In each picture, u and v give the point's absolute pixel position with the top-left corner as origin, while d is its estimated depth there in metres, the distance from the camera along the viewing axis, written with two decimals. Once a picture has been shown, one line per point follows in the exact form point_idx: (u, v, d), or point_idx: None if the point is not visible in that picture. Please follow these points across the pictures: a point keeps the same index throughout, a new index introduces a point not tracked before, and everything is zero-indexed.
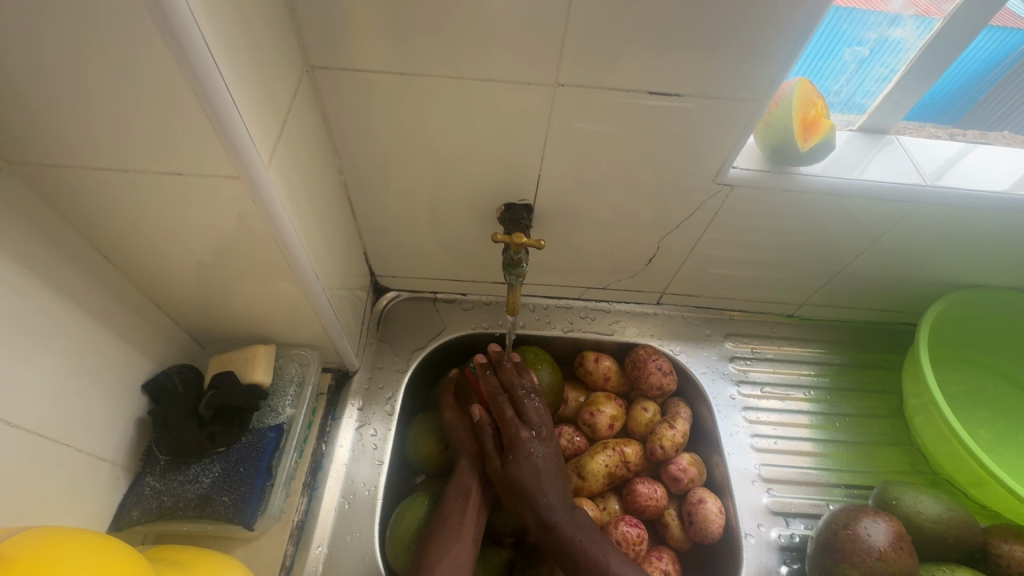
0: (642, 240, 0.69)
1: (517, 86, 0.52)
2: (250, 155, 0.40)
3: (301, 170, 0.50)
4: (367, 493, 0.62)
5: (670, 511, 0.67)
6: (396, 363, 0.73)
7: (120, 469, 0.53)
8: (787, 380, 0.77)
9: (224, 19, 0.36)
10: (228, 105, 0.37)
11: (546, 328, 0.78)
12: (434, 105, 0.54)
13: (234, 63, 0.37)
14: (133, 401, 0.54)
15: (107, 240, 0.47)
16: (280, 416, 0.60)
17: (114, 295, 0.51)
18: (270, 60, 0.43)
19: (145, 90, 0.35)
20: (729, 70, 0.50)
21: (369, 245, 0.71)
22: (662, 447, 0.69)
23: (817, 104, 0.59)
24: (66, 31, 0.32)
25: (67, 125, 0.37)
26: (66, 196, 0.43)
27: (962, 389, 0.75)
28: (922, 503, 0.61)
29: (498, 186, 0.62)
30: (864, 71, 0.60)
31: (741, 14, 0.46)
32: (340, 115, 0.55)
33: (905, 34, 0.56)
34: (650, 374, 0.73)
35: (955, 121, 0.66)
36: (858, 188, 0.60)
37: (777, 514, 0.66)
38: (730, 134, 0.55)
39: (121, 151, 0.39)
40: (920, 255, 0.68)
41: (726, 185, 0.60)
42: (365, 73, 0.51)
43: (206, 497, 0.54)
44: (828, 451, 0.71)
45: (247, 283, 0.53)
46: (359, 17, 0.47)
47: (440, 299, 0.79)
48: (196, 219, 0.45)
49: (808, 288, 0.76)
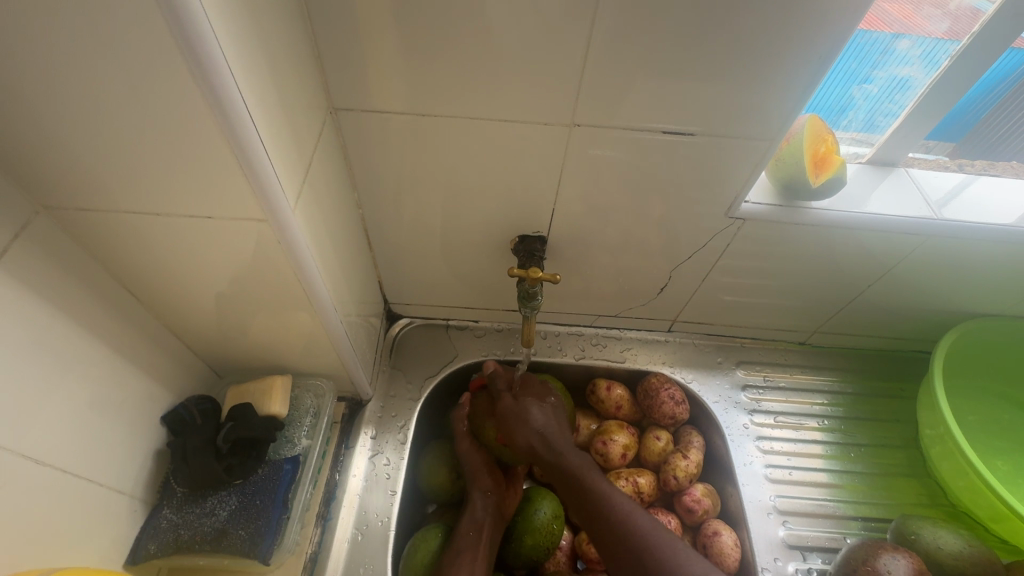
0: (654, 270, 0.69)
1: (533, 126, 0.53)
2: (277, 199, 0.41)
3: (323, 208, 0.51)
4: (380, 525, 0.62)
5: (684, 543, 0.67)
6: (408, 391, 0.73)
7: (138, 502, 0.54)
8: (801, 409, 0.76)
9: (257, 72, 0.37)
10: (260, 155, 0.38)
11: (558, 355, 0.78)
12: (452, 143, 0.55)
13: (264, 113, 0.38)
14: (152, 433, 0.55)
15: (134, 275, 0.48)
16: (296, 447, 0.61)
17: (138, 330, 0.52)
18: (297, 105, 0.44)
19: (182, 140, 0.36)
20: (740, 111, 0.52)
21: (383, 274, 0.72)
22: (675, 477, 0.69)
23: (826, 140, 0.60)
24: (110, 89, 0.33)
25: (103, 172, 0.38)
26: (98, 237, 0.44)
27: (977, 418, 0.75)
28: (942, 537, 0.60)
29: (512, 218, 0.63)
30: (873, 108, 0.61)
31: (752, 60, 0.48)
32: (360, 153, 0.57)
33: (912, 72, 0.57)
34: (663, 404, 0.73)
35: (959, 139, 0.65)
36: (869, 221, 0.60)
37: (794, 547, 0.66)
38: (741, 172, 0.57)
39: (154, 195, 0.40)
40: (932, 286, 0.69)
41: (737, 219, 0.62)
42: (386, 114, 0.53)
43: (223, 530, 0.54)
44: (843, 482, 0.71)
45: (267, 315, 0.54)
46: (382, 62, 0.49)
47: (452, 326, 0.79)
48: (222, 257, 0.46)
49: (820, 316, 0.76)
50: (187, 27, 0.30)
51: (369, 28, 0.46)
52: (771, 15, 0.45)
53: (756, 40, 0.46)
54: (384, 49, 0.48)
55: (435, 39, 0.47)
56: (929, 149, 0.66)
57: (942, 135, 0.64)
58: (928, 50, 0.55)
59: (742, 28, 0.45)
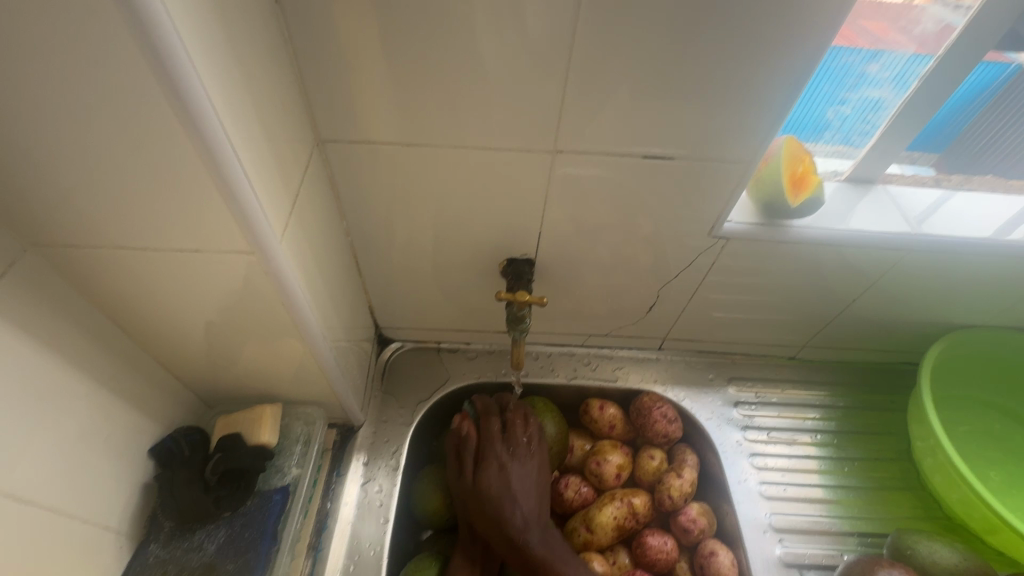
0: (643, 288, 0.70)
1: (516, 153, 0.55)
2: (263, 231, 0.42)
3: (310, 236, 0.52)
4: (372, 554, 0.61)
5: (682, 564, 0.67)
6: (400, 416, 0.73)
7: (124, 538, 0.53)
8: (794, 424, 0.76)
9: (241, 108, 0.38)
10: (245, 191, 0.39)
11: (550, 375, 0.78)
12: (437, 171, 0.56)
13: (249, 148, 0.39)
14: (139, 467, 0.54)
15: (122, 309, 0.48)
16: (286, 477, 0.61)
17: (126, 363, 0.51)
18: (283, 139, 0.46)
19: (169, 178, 0.37)
20: (717, 134, 0.53)
21: (373, 299, 0.72)
22: (669, 497, 0.69)
23: (803, 160, 0.61)
24: (96, 131, 0.34)
25: (90, 209, 0.39)
26: (85, 272, 0.44)
27: (968, 428, 0.75)
28: (937, 552, 0.60)
29: (500, 242, 0.64)
30: (848, 127, 0.62)
31: (724, 86, 0.49)
32: (348, 182, 0.58)
33: (883, 94, 0.59)
34: (655, 422, 0.73)
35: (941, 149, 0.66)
36: (851, 237, 0.61)
37: (791, 566, 0.65)
38: (722, 194, 0.58)
39: (142, 229, 0.41)
40: (916, 298, 0.70)
41: (720, 238, 0.63)
42: (373, 144, 0.54)
43: (210, 564, 0.54)
44: (839, 497, 0.70)
45: (256, 344, 0.54)
46: (367, 96, 0.50)
47: (444, 348, 0.79)
48: (207, 287, 0.46)
49: (808, 330, 0.76)
50: (171, 70, 0.31)
51: (353, 61, 0.48)
52: (740, 45, 0.46)
53: (728, 68, 0.48)
54: (369, 81, 0.49)
55: (419, 70, 0.48)
56: (915, 161, 0.67)
57: (928, 145, 0.66)
58: (897, 73, 0.57)
59: (713, 57, 0.47)
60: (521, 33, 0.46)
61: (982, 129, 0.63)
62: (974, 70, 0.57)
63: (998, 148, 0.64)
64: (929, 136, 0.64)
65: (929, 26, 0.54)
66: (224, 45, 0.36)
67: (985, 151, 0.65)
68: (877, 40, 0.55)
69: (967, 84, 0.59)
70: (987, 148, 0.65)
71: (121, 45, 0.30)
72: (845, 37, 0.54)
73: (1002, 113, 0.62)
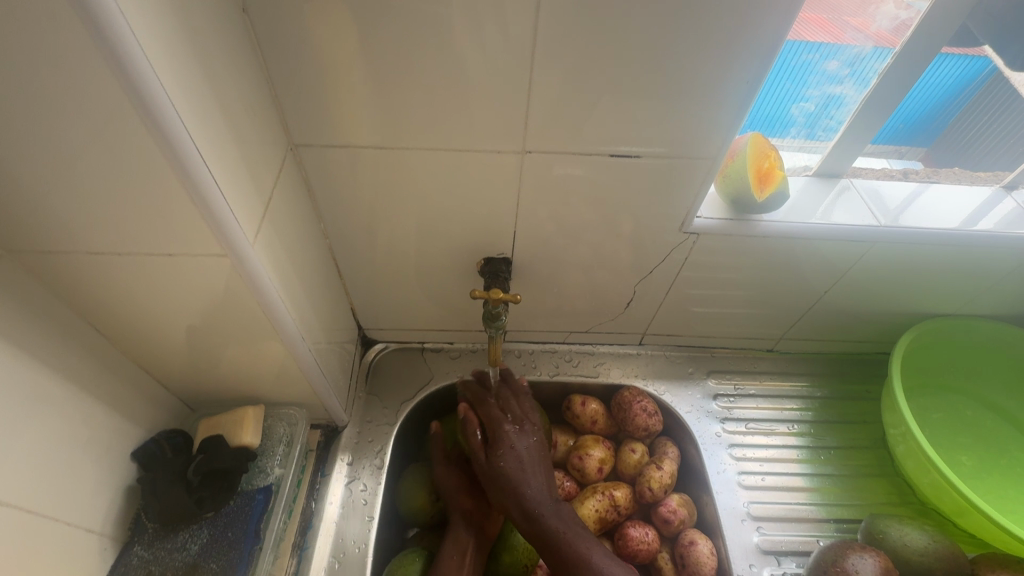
0: (619, 284, 0.71)
1: (487, 155, 0.56)
2: (236, 235, 0.43)
3: (286, 239, 0.53)
4: (357, 551, 0.62)
5: (663, 554, 0.68)
6: (384, 416, 0.74)
7: (107, 540, 0.54)
8: (773, 415, 0.78)
9: (209, 115, 0.39)
10: (216, 197, 0.40)
11: (533, 373, 0.79)
12: (410, 173, 0.57)
13: (218, 155, 0.40)
14: (121, 470, 0.55)
15: (99, 313, 0.49)
16: (269, 477, 0.62)
17: (106, 367, 0.52)
18: (255, 144, 0.47)
19: (140, 185, 0.38)
20: (682, 133, 0.54)
21: (355, 300, 0.73)
22: (649, 489, 0.70)
23: (770, 156, 0.63)
24: (65, 139, 0.35)
25: (61, 215, 0.39)
26: (62, 279, 0.45)
27: (942, 415, 0.77)
28: (908, 535, 0.62)
29: (477, 242, 0.65)
30: (813, 122, 0.64)
31: (685, 86, 0.51)
32: (324, 185, 0.59)
33: (845, 91, 0.61)
34: (636, 416, 0.74)
35: (927, 144, 0.69)
36: (819, 231, 0.63)
37: (769, 552, 0.66)
38: (691, 190, 0.60)
39: (116, 235, 0.42)
40: (884, 289, 0.71)
41: (692, 234, 0.64)
42: (347, 147, 0.55)
43: (194, 564, 0.55)
44: (817, 485, 0.72)
45: (236, 346, 0.54)
46: (340, 101, 0.51)
47: (427, 348, 0.80)
48: (184, 290, 0.47)
49: (783, 323, 0.78)
50: (138, 80, 0.32)
51: (323, 66, 0.49)
52: (698, 46, 0.48)
53: (689, 69, 0.49)
54: (340, 87, 0.50)
55: (388, 76, 0.49)
56: (901, 156, 0.70)
57: (913, 139, 0.68)
58: (857, 70, 0.59)
59: (673, 58, 0.49)
60: (486, 37, 0.47)
61: (965, 122, 0.66)
62: (932, 64, 0.58)
63: (982, 140, 0.67)
64: (913, 130, 0.67)
65: (885, 23, 0.57)
66: (190, 54, 0.37)
67: (964, 146, 0.68)
68: (845, 32, 0.56)
69: (950, 80, 0.61)
70: (970, 141, 0.67)
71: (86, 57, 0.31)
72: (813, 29, 0.54)
73: (981, 108, 0.64)
